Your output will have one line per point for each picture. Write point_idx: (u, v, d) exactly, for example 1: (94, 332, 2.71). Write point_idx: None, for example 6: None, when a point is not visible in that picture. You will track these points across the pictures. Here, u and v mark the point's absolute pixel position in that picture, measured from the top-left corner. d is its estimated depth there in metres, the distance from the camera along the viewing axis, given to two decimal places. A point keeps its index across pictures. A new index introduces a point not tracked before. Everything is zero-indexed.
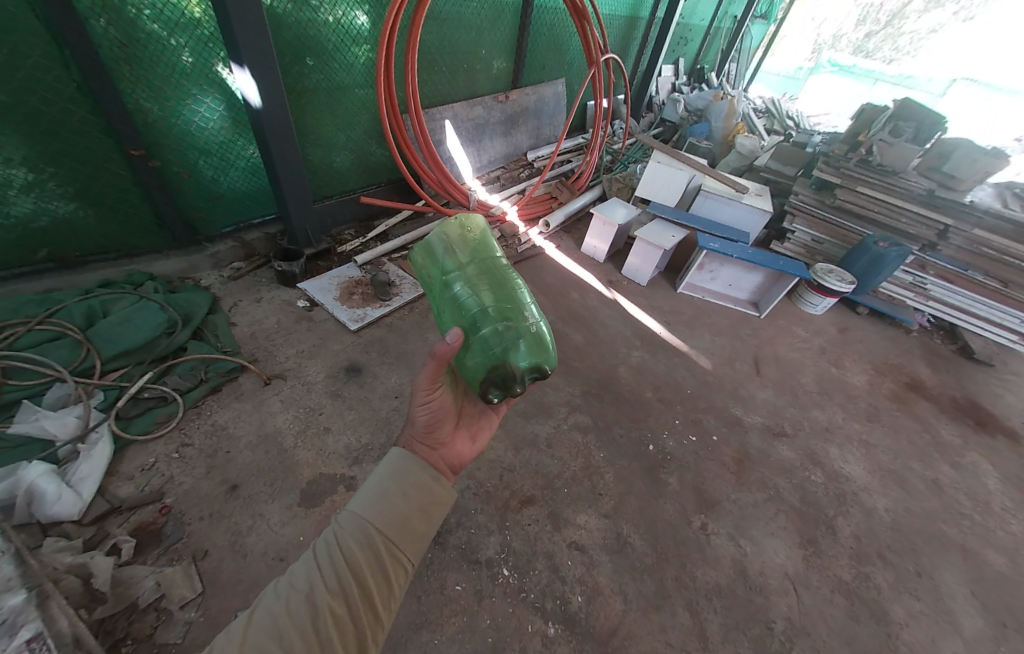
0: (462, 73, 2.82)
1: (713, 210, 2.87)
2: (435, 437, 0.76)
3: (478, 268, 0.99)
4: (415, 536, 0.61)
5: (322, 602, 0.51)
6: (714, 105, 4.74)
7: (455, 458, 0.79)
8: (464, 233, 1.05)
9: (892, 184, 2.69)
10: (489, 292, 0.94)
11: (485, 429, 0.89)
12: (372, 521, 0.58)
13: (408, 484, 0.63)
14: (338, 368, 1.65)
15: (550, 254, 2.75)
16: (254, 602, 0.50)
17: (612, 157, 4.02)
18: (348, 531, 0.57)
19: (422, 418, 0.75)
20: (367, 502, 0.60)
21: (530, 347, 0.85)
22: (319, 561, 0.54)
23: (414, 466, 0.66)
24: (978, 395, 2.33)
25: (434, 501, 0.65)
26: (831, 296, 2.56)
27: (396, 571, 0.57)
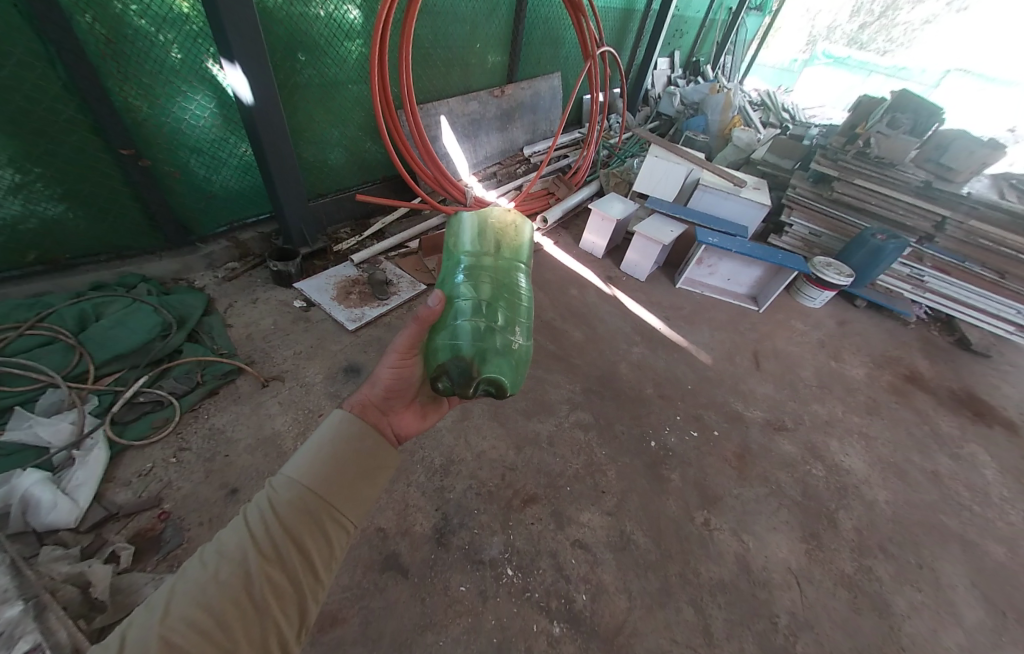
0: (457, 68, 2.78)
1: (711, 204, 2.86)
2: (389, 402, 0.76)
3: (497, 281, 1.08)
4: (358, 496, 0.60)
5: (255, 567, 0.49)
6: (711, 98, 4.72)
7: (403, 427, 0.77)
8: (502, 254, 1.18)
9: (889, 176, 2.69)
10: (495, 300, 1.01)
11: (440, 411, 0.88)
12: (307, 483, 0.56)
13: (350, 446, 0.61)
14: (337, 368, 1.63)
15: (548, 250, 2.73)
16: (179, 569, 0.48)
17: (608, 152, 4.00)
18: (282, 493, 0.56)
19: (385, 380, 0.77)
20: (304, 463, 0.59)
21: (503, 362, 0.86)
22: (251, 526, 0.53)
23: (358, 427, 0.64)
24: (975, 387, 2.34)
25: (379, 461, 0.64)
26: (830, 289, 2.56)
27: (336, 531, 0.56)
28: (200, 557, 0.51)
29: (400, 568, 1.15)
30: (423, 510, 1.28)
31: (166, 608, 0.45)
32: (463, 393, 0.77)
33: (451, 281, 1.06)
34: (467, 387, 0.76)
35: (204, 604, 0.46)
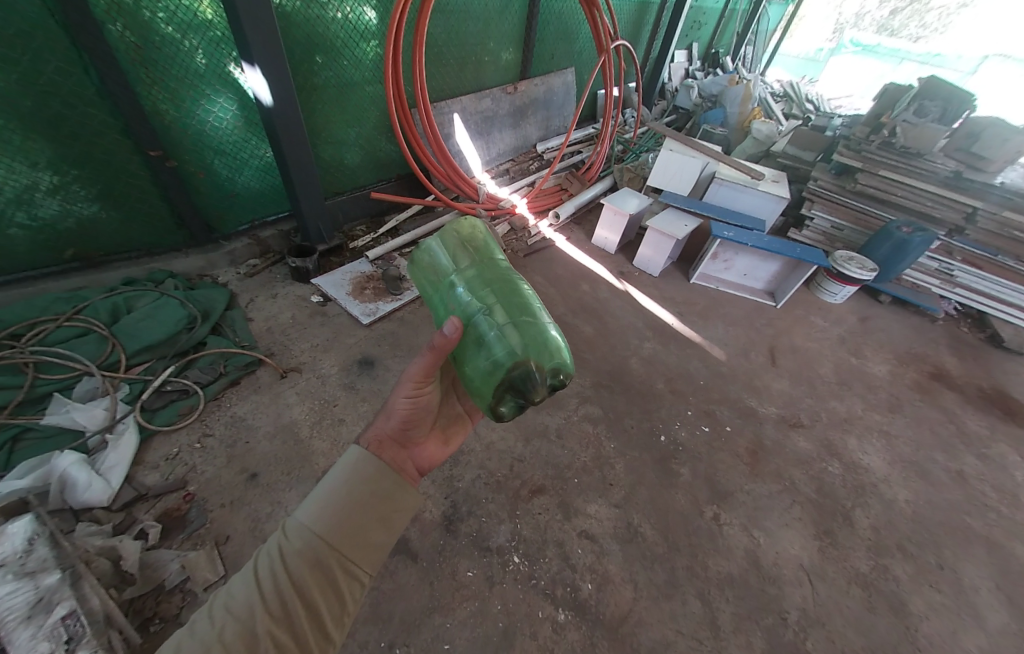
0: (470, 65, 2.81)
1: (727, 198, 2.81)
2: (409, 434, 0.78)
3: (487, 267, 0.93)
4: (370, 546, 0.61)
5: (261, 627, 0.50)
6: (730, 90, 4.62)
7: (426, 459, 0.81)
8: (472, 230, 0.98)
9: (915, 166, 2.58)
10: (500, 289, 0.88)
11: (459, 432, 0.92)
12: (318, 533, 0.57)
13: (360, 491, 0.62)
14: (351, 361, 1.68)
15: (560, 246, 2.73)
16: (187, 623, 0.50)
17: (623, 147, 3.97)
18: (293, 543, 0.57)
19: (401, 412, 0.77)
20: (315, 511, 0.60)
21: (545, 349, 0.82)
22: (260, 580, 0.54)
23: (372, 470, 0.65)
24: (1007, 385, 2.24)
25: (393, 507, 0.65)
26: (852, 284, 2.48)
27: (348, 584, 0.58)
28: (208, 610, 0.52)
29: (409, 553, 1.18)
30: (433, 498, 1.31)
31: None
32: (532, 397, 0.79)
33: (447, 293, 0.92)
34: (534, 391, 0.78)
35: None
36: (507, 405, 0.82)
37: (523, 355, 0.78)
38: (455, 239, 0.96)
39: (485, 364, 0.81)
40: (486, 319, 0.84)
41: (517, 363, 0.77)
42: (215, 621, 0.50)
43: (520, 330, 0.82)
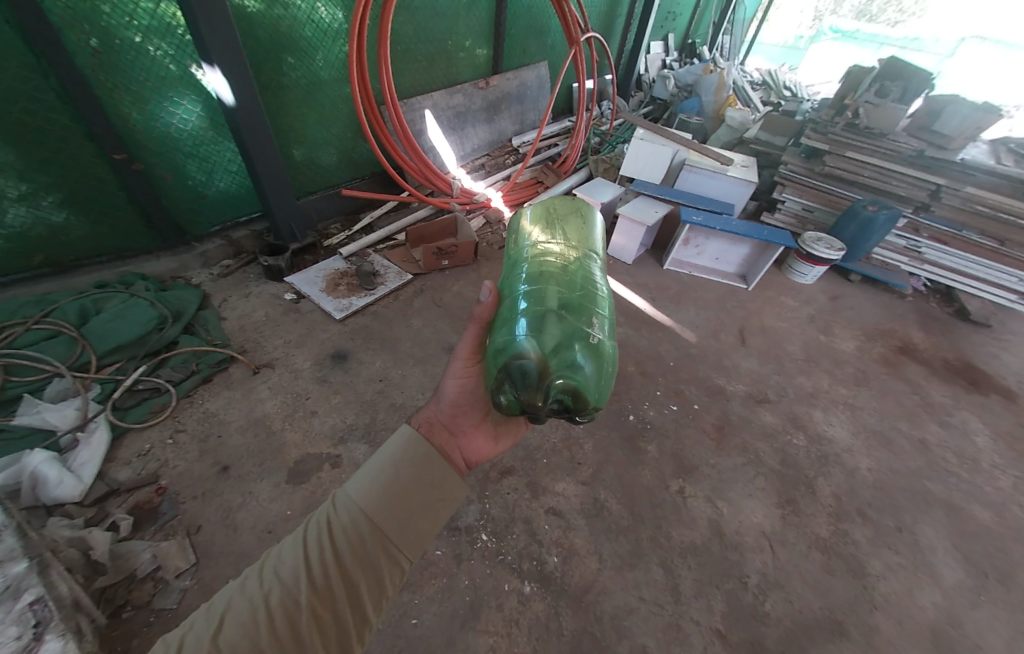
0: (439, 61, 2.83)
1: (697, 184, 2.86)
2: (456, 423, 0.81)
3: (563, 272, 0.92)
4: (412, 527, 0.61)
5: (306, 597, 0.51)
6: (704, 79, 4.67)
7: (472, 453, 0.82)
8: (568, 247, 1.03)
9: (881, 146, 2.63)
10: (564, 292, 0.84)
11: (511, 435, 0.91)
12: (366, 506, 0.59)
13: (406, 474, 0.64)
14: (324, 355, 1.70)
15: None
16: (238, 579, 0.52)
17: (599, 139, 4.01)
18: (340, 514, 0.58)
19: (450, 393, 0.85)
20: (366, 487, 0.62)
21: (578, 363, 0.69)
22: (308, 548, 0.55)
23: (420, 451, 0.68)
24: (972, 356, 2.30)
25: (437, 492, 0.66)
26: (821, 264, 2.53)
27: (389, 563, 0.58)
28: (259, 570, 0.54)
29: None
30: None
31: (222, 617, 0.48)
32: (529, 403, 0.61)
33: (512, 283, 0.93)
34: (532, 391, 0.60)
35: (255, 625, 0.48)
36: (504, 399, 0.66)
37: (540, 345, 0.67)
38: (550, 247, 1.02)
39: (502, 343, 0.72)
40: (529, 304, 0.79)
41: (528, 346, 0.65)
42: (265, 582, 0.51)
43: (553, 325, 0.73)
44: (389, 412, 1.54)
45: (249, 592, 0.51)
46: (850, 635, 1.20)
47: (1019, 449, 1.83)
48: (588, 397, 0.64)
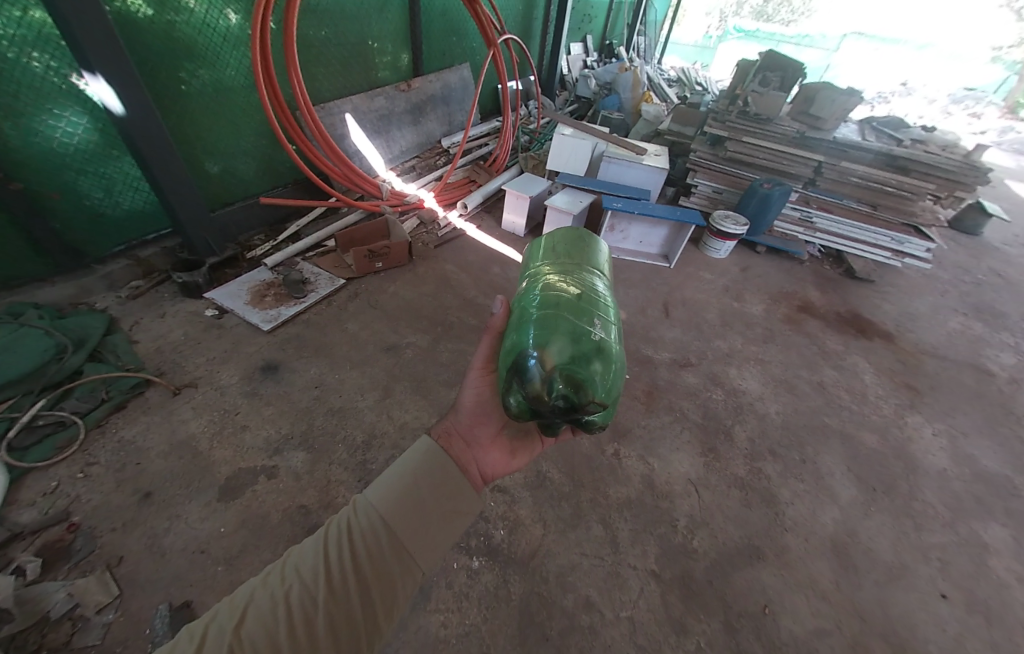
0: (356, 65, 2.81)
1: (617, 174, 3.06)
2: (473, 433, 0.83)
3: (567, 280, 0.97)
4: (425, 535, 0.62)
5: (322, 599, 0.52)
6: (621, 77, 4.97)
7: (490, 468, 0.80)
8: (577, 263, 1.07)
9: (769, 130, 2.96)
10: (573, 299, 0.86)
11: (529, 450, 0.89)
12: (384, 509, 0.61)
13: (422, 480, 0.67)
14: (253, 368, 1.65)
15: (471, 234, 2.81)
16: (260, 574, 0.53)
17: (528, 137, 4.14)
18: (360, 518, 0.60)
19: (467, 403, 0.87)
20: (385, 490, 0.63)
21: (588, 363, 0.70)
22: (326, 549, 0.56)
23: (438, 458, 0.70)
24: (859, 308, 2.65)
25: (454, 502, 0.67)
26: (730, 239, 2.80)
27: (403, 570, 0.58)
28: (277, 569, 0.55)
29: None
30: (345, 483, 1.33)
31: (240, 613, 0.49)
32: (535, 397, 0.66)
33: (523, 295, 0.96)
34: (536, 385, 0.65)
35: (270, 623, 0.49)
36: (513, 399, 0.70)
37: (547, 345, 0.70)
38: (559, 263, 1.06)
39: (512, 348, 0.76)
40: (538, 311, 0.81)
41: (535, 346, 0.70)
42: (283, 581, 0.52)
43: (561, 328, 0.75)
44: (327, 416, 1.52)
45: (267, 586, 0.52)
46: (765, 556, 1.36)
47: (897, 381, 2.14)
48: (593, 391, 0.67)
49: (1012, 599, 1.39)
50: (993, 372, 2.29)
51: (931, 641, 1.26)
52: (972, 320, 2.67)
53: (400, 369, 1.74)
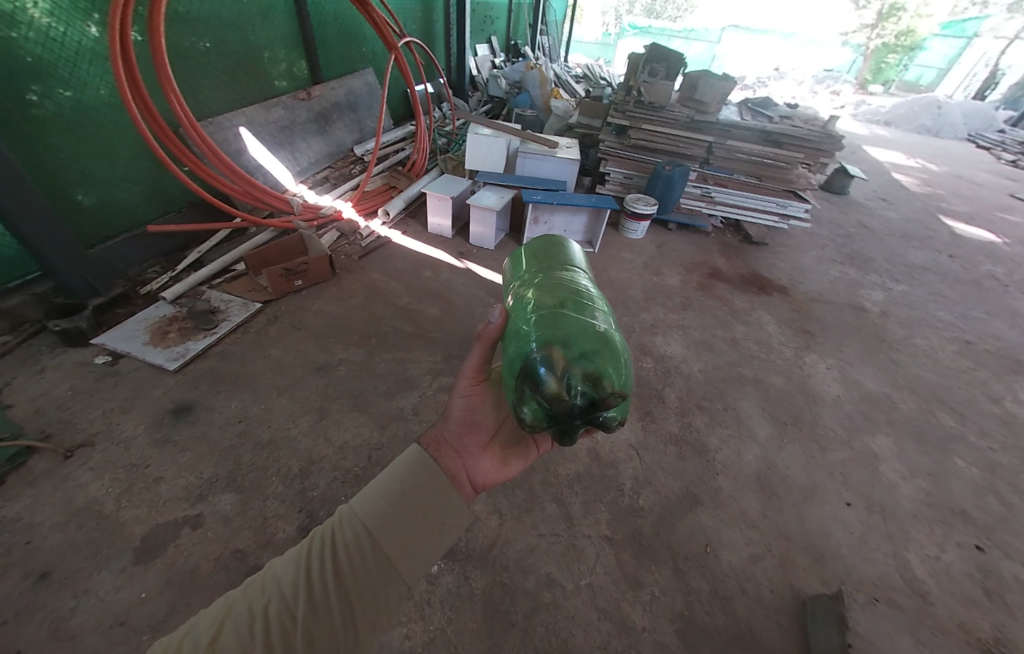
0: (245, 76, 2.62)
1: (534, 168, 3.16)
2: (463, 442, 0.83)
3: (552, 280, 0.95)
4: (410, 547, 0.64)
5: (302, 611, 0.54)
6: (528, 75, 5.11)
7: (480, 476, 0.83)
8: (555, 264, 1.05)
9: (664, 117, 3.22)
10: (564, 297, 0.84)
11: (521, 458, 0.91)
12: (368, 521, 0.63)
13: (408, 491, 0.68)
14: (162, 413, 1.49)
15: (397, 240, 2.75)
16: (241, 585, 0.55)
17: (446, 139, 4.13)
18: (344, 528, 0.62)
19: (456, 413, 0.86)
20: (370, 501, 0.65)
21: (596, 358, 0.69)
22: (309, 559, 0.59)
23: (424, 469, 0.72)
24: (759, 268, 2.97)
25: (440, 515, 0.69)
26: (644, 219, 3.00)
27: (386, 582, 0.60)
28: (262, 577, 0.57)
29: None
30: (286, 516, 1.26)
31: (221, 621, 0.51)
32: (553, 398, 0.63)
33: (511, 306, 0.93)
34: (552, 386, 0.63)
35: (248, 632, 0.51)
36: (528, 409, 0.67)
37: (554, 347, 0.68)
38: (539, 268, 1.03)
39: (515, 356, 0.73)
40: (533, 315, 0.79)
41: (542, 351, 0.68)
42: (263, 592, 0.54)
43: (562, 330, 0.73)
44: (258, 450, 1.42)
45: (248, 595, 0.54)
46: (703, 501, 1.51)
47: (796, 328, 2.44)
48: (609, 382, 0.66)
49: (897, 493, 1.66)
50: (867, 309, 2.68)
51: (840, 543, 1.47)
52: (847, 267, 3.10)
53: (335, 387, 1.67)
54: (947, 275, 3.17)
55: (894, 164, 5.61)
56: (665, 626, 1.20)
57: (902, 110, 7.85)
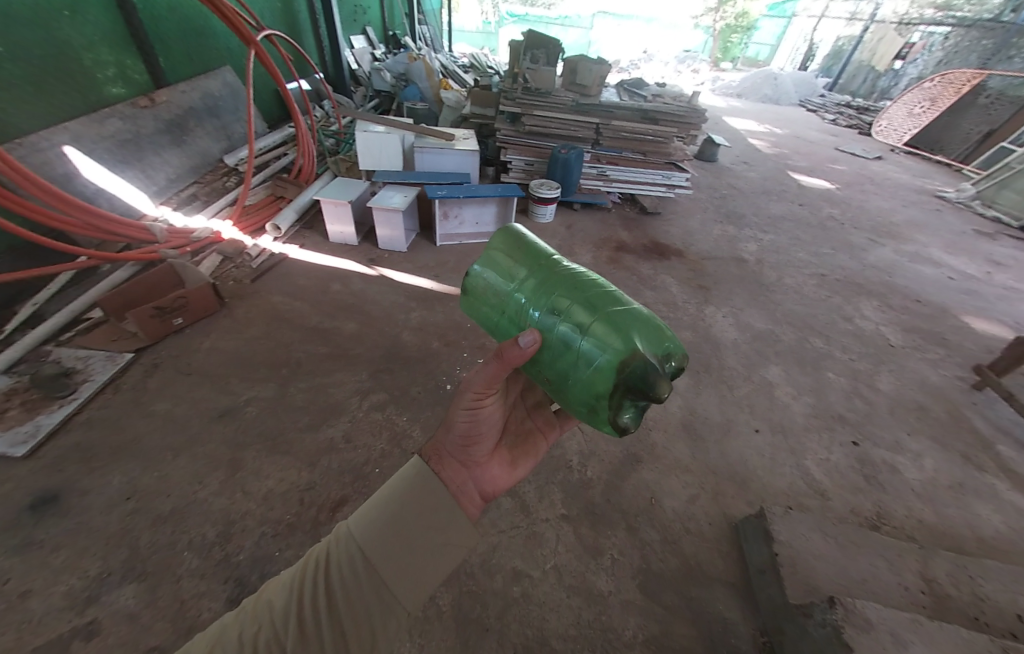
0: (57, 84, 2.17)
1: (434, 162, 3.07)
2: (469, 453, 0.79)
3: (550, 270, 0.81)
4: (406, 569, 0.64)
5: (293, 636, 0.56)
6: (413, 66, 4.91)
7: (489, 484, 0.81)
8: (514, 236, 0.89)
9: (552, 102, 3.33)
10: (585, 288, 0.75)
11: (529, 456, 0.89)
12: (362, 542, 0.64)
13: (405, 509, 0.68)
14: (17, 512, 1.20)
15: (296, 256, 2.49)
16: (236, 609, 0.58)
17: (334, 140, 3.83)
18: (339, 549, 0.63)
19: (462, 427, 0.76)
20: (366, 520, 0.66)
21: (660, 338, 0.70)
22: (304, 580, 0.61)
23: (420, 484, 0.71)
24: (658, 236, 3.23)
25: (438, 533, 0.69)
26: (551, 203, 3.07)
27: (379, 606, 0.60)
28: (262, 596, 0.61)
29: None
30: (209, 593, 1.09)
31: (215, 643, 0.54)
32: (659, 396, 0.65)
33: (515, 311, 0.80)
34: (658, 391, 0.63)
35: None
36: (629, 413, 0.68)
37: (630, 349, 0.65)
38: (516, 262, 0.85)
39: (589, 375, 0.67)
40: (572, 321, 0.71)
41: (626, 359, 0.64)
42: (258, 616, 0.57)
43: (615, 323, 0.68)
44: (159, 526, 1.20)
45: (245, 619, 0.57)
46: (642, 459, 1.64)
47: (695, 286, 2.71)
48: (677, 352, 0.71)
49: (792, 414, 1.94)
50: (748, 259, 3.08)
51: (756, 467, 1.68)
52: (727, 225, 3.51)
53: (248, 433, 1.48)
54: (801, 221, 3.75)
55: (749, 131, 6.45)
56: (628, 584, 1.28)
57: (748, 83, 9.04)
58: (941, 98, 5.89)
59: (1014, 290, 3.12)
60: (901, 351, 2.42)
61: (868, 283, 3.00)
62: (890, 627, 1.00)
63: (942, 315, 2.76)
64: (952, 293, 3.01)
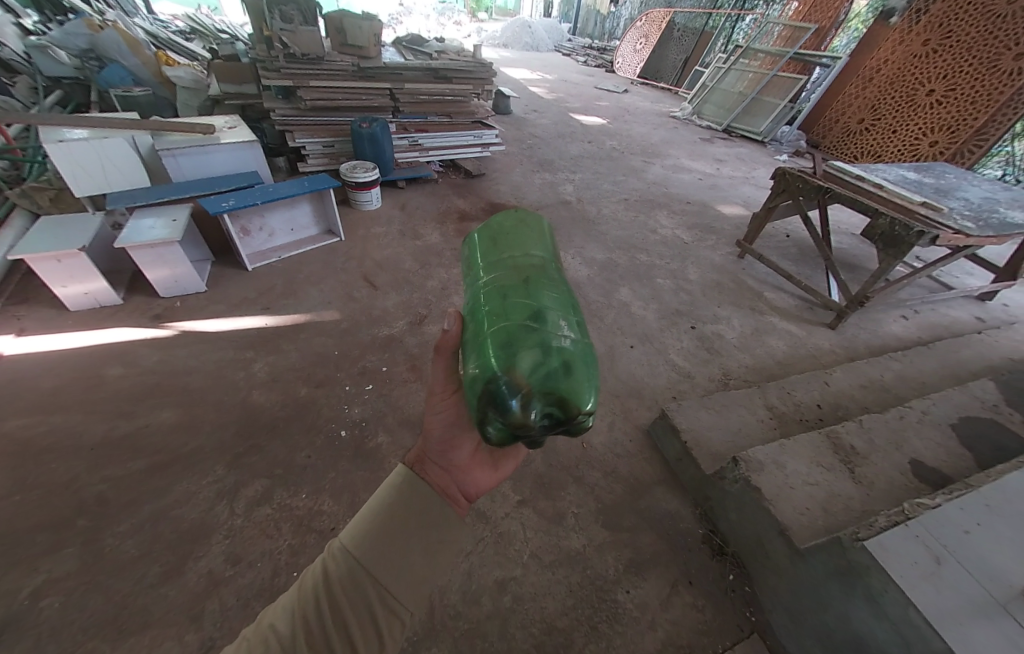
0: None
1: (198, 166, 2.36)
2: (452, 457, 0.63)
3: (519, 263, 0.66)
4: (413, 579, 0.51)
5: None
6: (101, 38, 3.52)
7: (474, 486, 0.65)
8: (522, 221, 0.75)
9: (328, 69, 2.86)
10: (532, 291, 0.60)
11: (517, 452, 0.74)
12: (361, 555, 0.49)
13: (406, 510, 0.54)
14: None
15: (21, 346, 1.67)
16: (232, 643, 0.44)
17: (7, 161, 2.57)
18: (336, 568, 0.49)
19: (439, 430, 0.63)
20: (362, 526, 0.52)
21: (572, 373, 0.52)
22: (300, 603, 0.47)
23: (415, 491, 0.57)
24: (491, 197, 3.25)
25: (442, 537, 0.55)
26: (372, 187, 2.74)
27: (391, 631, 0.47)
28: (250, 633, 0.46)
29: None
30: None
31: None
32: (521, 427, 0.49)
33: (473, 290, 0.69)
34: (522, 419, 0.48)
35: None
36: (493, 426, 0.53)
37: (525, 360, 0.50)
38: (500, 242, 0.72)
39: (474, 367, 0.54)
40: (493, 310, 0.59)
41: (507, 367, 0.50)
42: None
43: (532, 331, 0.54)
44: None
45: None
46: None
47: None
48: (590, 402, 0.52)
49: (651, 323, 2.29)
50: (570, 200, 3.37)
51: (645, 378, 1.95)
52: (544, 173, 3.75)
53: (63, 637, 0.98)
54: (595, 157, 4.28)
55: (526, 79, 6.91)
56: (594, 530, 1.36)
57: (509, 33, 9.52)
58: (650, 34, 7.43)
59: (735, 178, 4.26)
60: (694, 245, 3.06)
61: (657, 197, 3.67)
62: (771, 459, 1.32)
63: (706, 209, 3.60)
64: (706, 190, 3.93)
